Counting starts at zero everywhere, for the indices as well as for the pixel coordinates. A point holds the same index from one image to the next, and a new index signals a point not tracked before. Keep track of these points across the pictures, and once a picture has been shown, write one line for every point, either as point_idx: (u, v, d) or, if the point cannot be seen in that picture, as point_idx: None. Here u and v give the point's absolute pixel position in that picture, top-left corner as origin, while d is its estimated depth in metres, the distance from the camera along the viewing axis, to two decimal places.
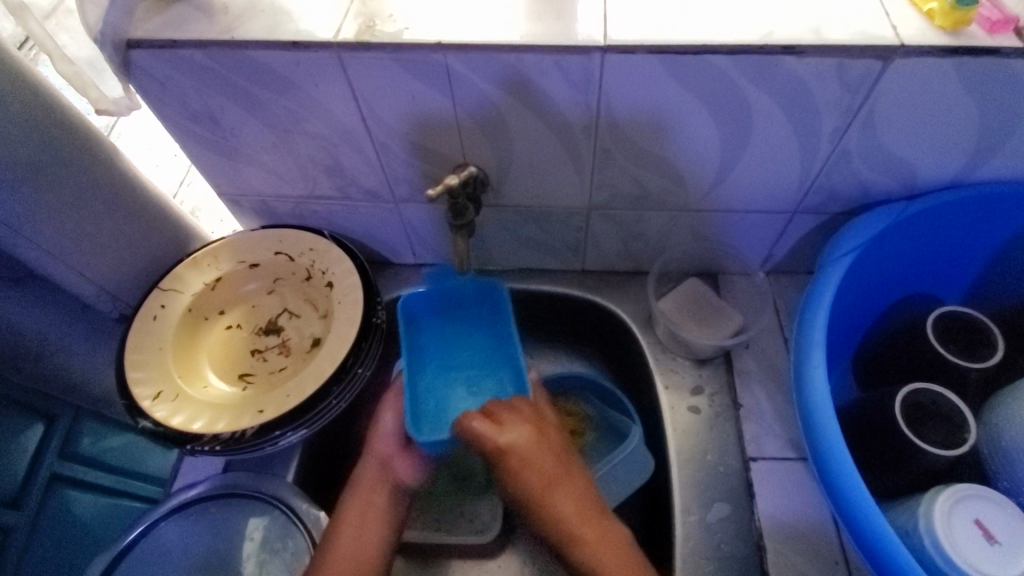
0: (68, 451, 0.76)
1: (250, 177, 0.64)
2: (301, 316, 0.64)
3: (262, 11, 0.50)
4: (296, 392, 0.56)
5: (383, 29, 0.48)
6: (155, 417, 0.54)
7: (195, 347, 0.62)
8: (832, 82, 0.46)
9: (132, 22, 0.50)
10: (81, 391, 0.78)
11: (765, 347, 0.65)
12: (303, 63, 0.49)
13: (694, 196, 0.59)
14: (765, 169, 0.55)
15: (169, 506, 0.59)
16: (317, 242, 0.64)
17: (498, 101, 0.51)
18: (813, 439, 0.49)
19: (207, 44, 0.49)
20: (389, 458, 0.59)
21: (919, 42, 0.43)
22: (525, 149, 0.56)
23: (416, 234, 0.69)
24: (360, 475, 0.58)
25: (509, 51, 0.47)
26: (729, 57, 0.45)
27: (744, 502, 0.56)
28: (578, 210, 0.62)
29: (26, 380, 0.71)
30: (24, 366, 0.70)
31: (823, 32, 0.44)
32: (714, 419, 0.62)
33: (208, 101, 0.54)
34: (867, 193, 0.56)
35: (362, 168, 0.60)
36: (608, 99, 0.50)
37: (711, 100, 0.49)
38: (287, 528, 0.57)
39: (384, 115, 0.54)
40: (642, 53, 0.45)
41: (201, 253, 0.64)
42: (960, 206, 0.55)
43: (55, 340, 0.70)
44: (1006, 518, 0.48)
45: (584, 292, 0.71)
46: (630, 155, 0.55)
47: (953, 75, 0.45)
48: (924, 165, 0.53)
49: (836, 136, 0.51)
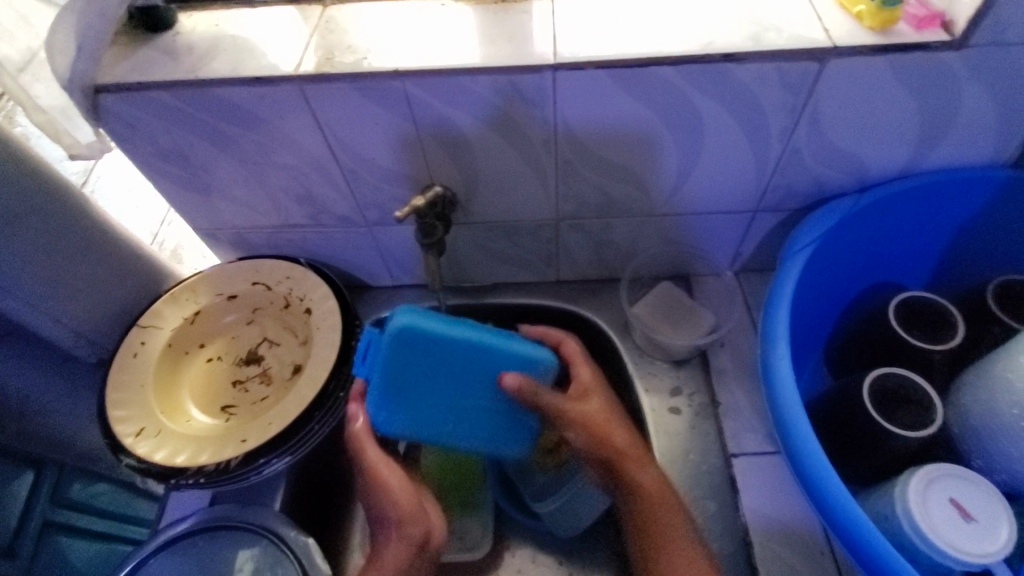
0: (60, 498, 0.75)
1: (224, 211, 0.65)
2: (281, 344, 0.65)
3: (225, 51, 0.51)
4: (278, 420, 0.56)
5: (343, 60, 0.49)
6: (137, 454, 0.54)
7: (177, 382, 0.62)
8: (774, 85, 0.48)
9: (99, 69, 0.51)
10: (64, 446, 0.76)
11: (740, 344, 0.66)
12: (267, 97, 0.51)
13: (658, 202, 0.61)
14: (723, 171, 0.57)
15: (158, 542, 0.59)
16: (294, 270, 0.65)
17: (458, 122, 0.53)
18: (786, 430, 0.50)
19: (173, 85, 0.50)
20: (429, 530, 0.57)
21: (851, 43, 0.45)
22: (490, 166, 0.57)
23: (392, 257, 0.70)
24: (388, 551, 0.56)
25: (465, 74, 0.48)
26: (674, 68, 0.47)
27: (728, 499, 0.57)
28: (547, 222, 0.64)
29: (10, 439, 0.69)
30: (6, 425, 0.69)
31: (761, 39, 0.46)
32: (694, 418, 0.63)
33: (178, 139, 0.56)
34: (822, 188, 0.58)
35: (334, 196, 0.62)
36: (563, 112, 0.51)
37: (663, 109, 0.51)
38: (277, 558, 0.57)
39: (350, 143, 0.55)
40: (591, 68, 0.47)
41: (179, 288, 0.65)
42: (911, 195, 0.57)
43: (34, 389, 0.70)
44: (980, 495, 0.49)
45: (561, 302, 0.72)
46: (590, 166, 0.57)
47: (888, 71, 0.47)
48: (873, 159, 0.55)
49: (785, 135, 0.53)
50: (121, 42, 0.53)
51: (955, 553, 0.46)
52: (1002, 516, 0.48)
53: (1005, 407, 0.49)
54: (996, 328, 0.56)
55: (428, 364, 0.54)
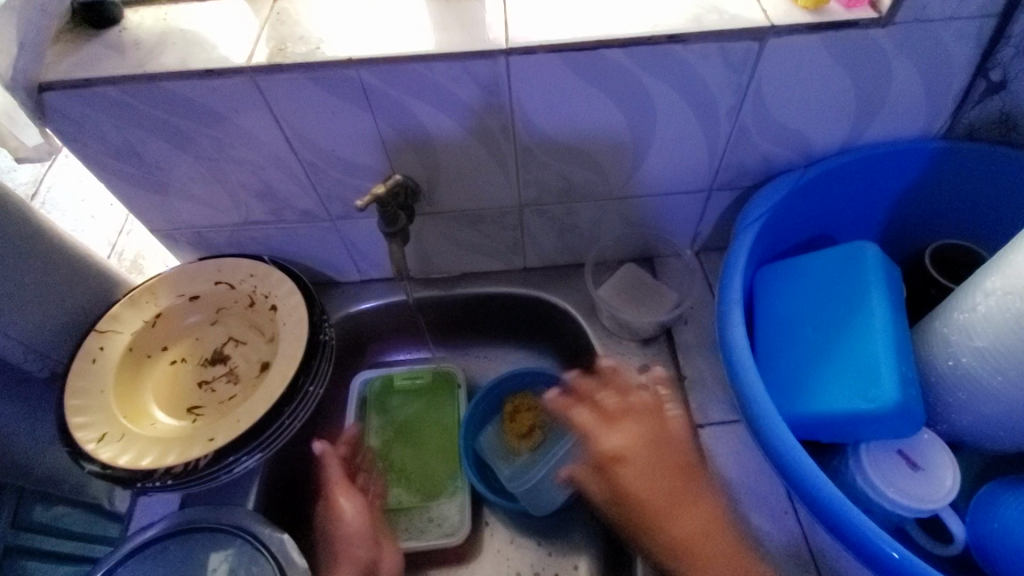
0: (22, 521, 0.72)
1: (183, 210, 0.64)
2: (247, 342, 0.64)
3: (174, 44, 0.51)
4: (246, 416, 0.55)
5: (295, 51, 0.49)
6: (100, 459, 0.53)
7: (139, 386, 0.61)
8: (718, 65, 0.50)
9: (42, 65, 0.50)
10: (20, 473, 0.71)
11: (702, 319, 0.69)
12: (219, 90, 0.50)
13: (616, 185, 0.63)
14: (677, 151, 0.59)
15: (127, 550, 0.57)
16: (258, 267, 0.65)
17: (416, 111, 0.53)
18: (744, 394, 0.53)
19: (121, 80, 0.49)
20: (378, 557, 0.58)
21: (787, 22, 0.48)
22: (450, 155, 0.58)
23: (358, 251, 0.70)
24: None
25: (419, 61, 0.49)
26: (622, 50, 0.49)
27: (697, 467, 0.59)
28: (511, 209, 0.65)
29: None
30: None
31: (703, 20, 0.48)
32: (662, 393, 0.65)
33: (129, 136, 0.55)
34: (771, 165, 0.61)
35: (295, 190, 0.61)
36: (519, 97, 0.52)
37: (615, 91, 0.52)
38: (251, 556, 0.57)
39: (308, 135, 0.55)
40: (543, 53, 0.49)
41: (138, 291, 0.63)
42: (853, 168, 0.60)
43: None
44: (926, 445, 0.52)
45: (529, 288, 0.73)
46: (549, 150, 0.58)
47: (823, 49, 0.49)
48: (816, 135, 0.58)
49: (732, 114, 0.55)
50: (64, 39, 0.52)
51: (905, 501, 0.49)
52: (947, 462, 0.51)
53: (942, 360, 0.51)
54: (935, 289, 0.60)
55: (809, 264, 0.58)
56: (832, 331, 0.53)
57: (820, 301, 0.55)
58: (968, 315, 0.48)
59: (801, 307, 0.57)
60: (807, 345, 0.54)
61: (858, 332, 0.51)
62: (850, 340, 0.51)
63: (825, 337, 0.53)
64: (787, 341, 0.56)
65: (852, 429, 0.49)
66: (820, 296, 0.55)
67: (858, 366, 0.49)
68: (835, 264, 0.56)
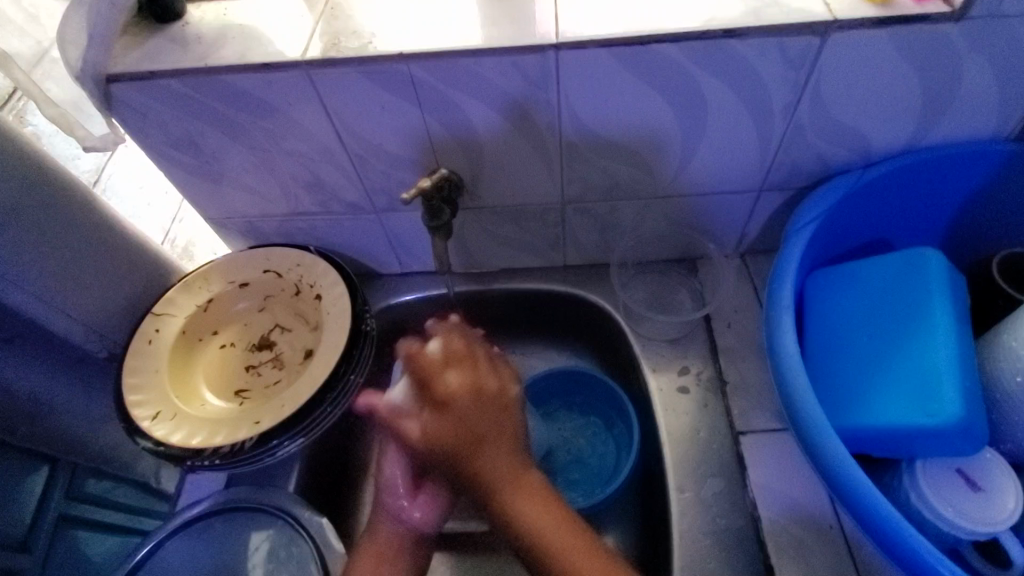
0: (75, 492, 0.75)
1: (235, 199, 0.66)
2: (291, 330, 0.66)
3: (233, 38, 0.53)
4: (291, 401, 0.57)
5: (348, 45, 0.50)
6: (154, 436, 0.55)
7: (190, 368, 0.63)
8: (776, 60, 0.48)
9: (111, 58, 0.52)
10: (76, 449, 0.76)
11: (746, 324, 0.67)
12: (274, 83, 0.52)
13: (662, 183, 0.61)
14: (727, 147, 0.57)
15: (174, 525, 0.60)
16: (304, 257, 0.66)
17: (463, 105, 0.53)
18: (790, 400, 0.51)
19: (182, 72, 0.51)
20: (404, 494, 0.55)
21: (852, 16, 0.46)
22: (495, 151, 0.58)
23: (401, 243, 0.71)
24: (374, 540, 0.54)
25: (468, 56, 0.49)
26: (675, 44, 0.47)
27: (737, 475, 0.57)
28: (553, 205, 0.64)
29: (21, 443, 0.68)
30: (17, 428, 0.68)
31: (761, 14, 0.47)
32: (703, 398, 0.63)
33: (188, 127, 0.57)
34: (826, 165, 0.58)
35: (342, 182, 0.63)
36: (566, 90, 0.52)
37: (665, 87, 0.51)
38: (292, 537, 0.59)
39: (357, 128, 0.56)
40: (594, 47, 0.48)
41: (191, 278, 0.66)
42: (916, 169, 0.58)
43: (45, 392, 0.69)
44: (987, 465, 0.49)
45: (571, 285, 0.73)
46: (595, 147, 0.57)
47: (889, 45, 0.47)
48: (877, 134, 0.55)
49: (788, 111, 0.53)
50: (131, 32, 0.54)
51: (964, 523, 0.47)
52: (1009, 485, 0.49)
53: (1010, 376, 0.48)
54: (1003, 300, 0.57)
55: (860, 278, 0.56)
56: (890, 338, 0.51)
57: (876, 308, 0.53)
58: None
59: (851, 313, 0.55)
60: (861, 352, 0.52)
61: (918, 342, 0.49)
62: (908, 350, 0.49)
63: (882, 346, 0.51)
64: (839, 349, 0.54)
65: (909, 444, 0.47)
66: (875, 302, 0.54)
67: (917, 378, 0.47)
68: (895, 271, 0.53)
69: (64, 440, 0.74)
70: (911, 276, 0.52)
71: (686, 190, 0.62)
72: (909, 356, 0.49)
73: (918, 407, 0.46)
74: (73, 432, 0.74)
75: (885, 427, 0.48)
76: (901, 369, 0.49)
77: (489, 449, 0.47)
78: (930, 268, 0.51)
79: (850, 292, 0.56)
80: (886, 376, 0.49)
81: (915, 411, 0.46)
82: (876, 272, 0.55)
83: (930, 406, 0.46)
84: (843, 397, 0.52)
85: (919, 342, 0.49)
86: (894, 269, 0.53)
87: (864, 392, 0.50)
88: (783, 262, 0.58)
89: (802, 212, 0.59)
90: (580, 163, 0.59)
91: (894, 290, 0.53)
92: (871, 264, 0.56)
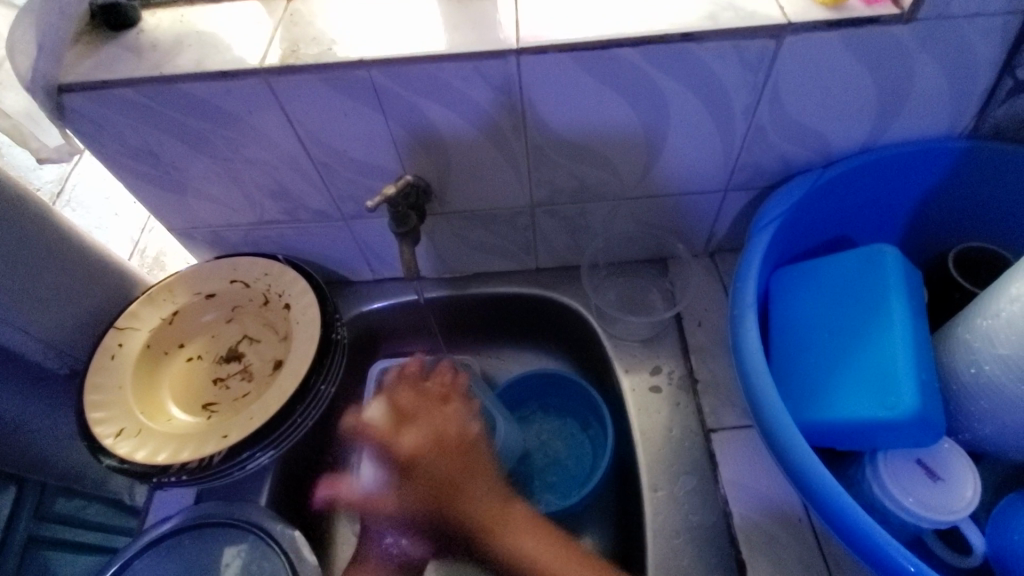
0: (45, 512, 0.73)
1: (199, 209, 0.65)
2: (260, 340, 0.65)
3: (190, 46, 0.52)
4: (259, 413, 0.56)
5: (307, 52, 0.50)
6: (118, 454, 0.54)
7: (156, 382, 0.62)
8: (734, 63, 0.49)
9: (62, 67, 0.51)
10: (45, 468, 0.74)
11: (716, 322, 0.68)
12: (233, 91, 0.51)
13: (628, 185, 0.62)
14: (691, 148, 0.57)
15: (143, 543, 0.59)
16: (272, 266, 0.65)
17: (427, 111, 0.53)
18: (756, 398, 0.52)
19: (136, 81, 0.50)
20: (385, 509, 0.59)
21: (805, 19, 0.46)
22: (462, 156, 0.58)
23: (371, 250, 0.71)
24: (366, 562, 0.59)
25: (430, 62, 0.49)
26: (635, 49, 0.48)
27: (708, 472, 0.58)
28: (522, 209, 0.65)
29: None
30: None
31: (717, 18, 0.47)
32: (675, 397, 0.64)
33: (146, 137, 0.55)
34: (788, 165, 0.59)
35: (308, 190, 0.62)
36: (529, 96, 0.52)
37: (626, 90, 0.51)
38: (264, 551, 0.58)
39: (321, 136, 0.56)
40: (554, 52, 0.48)
41: (155, 290, 0.65)
42: (874, 167, 0.59)
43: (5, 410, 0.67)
44: (945, 453, 0.51)
45: (543, 286, 0.73)
46: (560, 150, 0.57)
47: (842, 46, 0.48)
48: (836, 134, 0.56)
49: (748, 113, 0.54)
50: (84, 41, 0.53)
51: (924, 512, 0.48)
52: (968, 473, 0.50)
53: (964, 367, 0.49)
54: (960, 294, 0.58)
55: (821, 275, 0.57)
56: (851, 334, 0.52)
57: (837, 305, 0.54)
58: (992, 322, 0.47)
59: (814, 310, 0.56)
60: (824, 348, 0.53)
61: (877, 337, 0.50)
62: (868, 345, 0.50)
63: (843, 341, 0.52)
64: (803, 345, 0.55)
65: (872, 437, 0.48)
66: (836, 298, 0.55)
67: (876, 372, 0.48)
68: (854, 267, 0.54)
69: (32, 459, 0.72)
70: (869, 272, 0.53)
71: (652, 191, 0.63)
72: (870, 352, 0.50)
73: (880, 400, 0.47)
74: (43, 451, 0.72)
75: (848, 421, 0.48)
76: (863, 364, 0.49)
77: (475, 490, 0.52)
78: (887, 263, 0.52)
79: (812, 289, 0.57)
80: (848, 371, 0.50)
81: (876, 405, 0.47)
82: (837, 268, 0.56)
83: (891, 400, 0.47)
84: (808, 393, 0.53)
85: (879, 338, 0.50)
86: (853, 266, 0.55)
87: (828, 387, 0.51)
88: (747, 260, 0.59)
89: (765, 211, 0.60)
90: (547, 166, 0.59)
91: (854, 286, 0.54)
92: (832, 260, 0.57)
